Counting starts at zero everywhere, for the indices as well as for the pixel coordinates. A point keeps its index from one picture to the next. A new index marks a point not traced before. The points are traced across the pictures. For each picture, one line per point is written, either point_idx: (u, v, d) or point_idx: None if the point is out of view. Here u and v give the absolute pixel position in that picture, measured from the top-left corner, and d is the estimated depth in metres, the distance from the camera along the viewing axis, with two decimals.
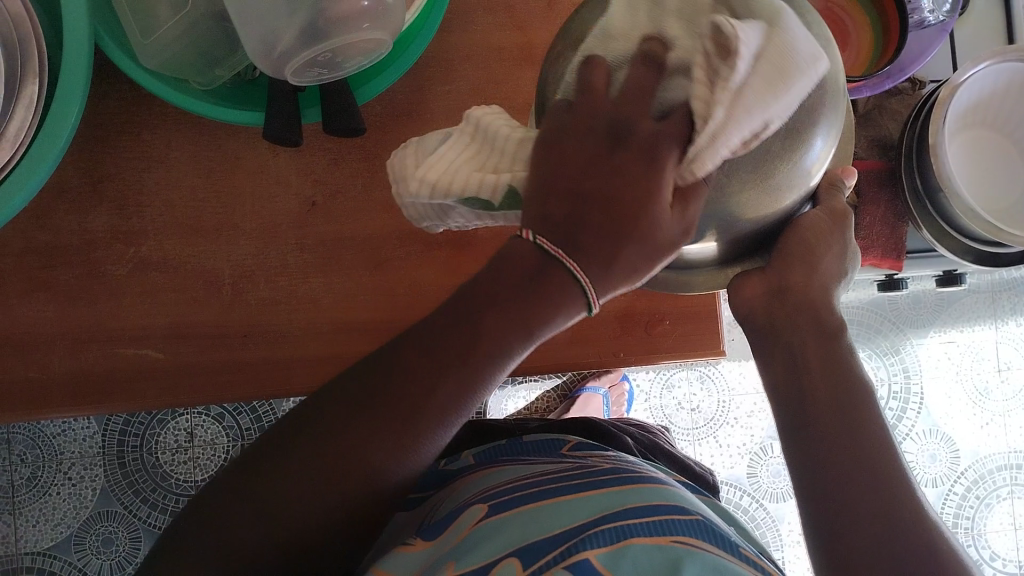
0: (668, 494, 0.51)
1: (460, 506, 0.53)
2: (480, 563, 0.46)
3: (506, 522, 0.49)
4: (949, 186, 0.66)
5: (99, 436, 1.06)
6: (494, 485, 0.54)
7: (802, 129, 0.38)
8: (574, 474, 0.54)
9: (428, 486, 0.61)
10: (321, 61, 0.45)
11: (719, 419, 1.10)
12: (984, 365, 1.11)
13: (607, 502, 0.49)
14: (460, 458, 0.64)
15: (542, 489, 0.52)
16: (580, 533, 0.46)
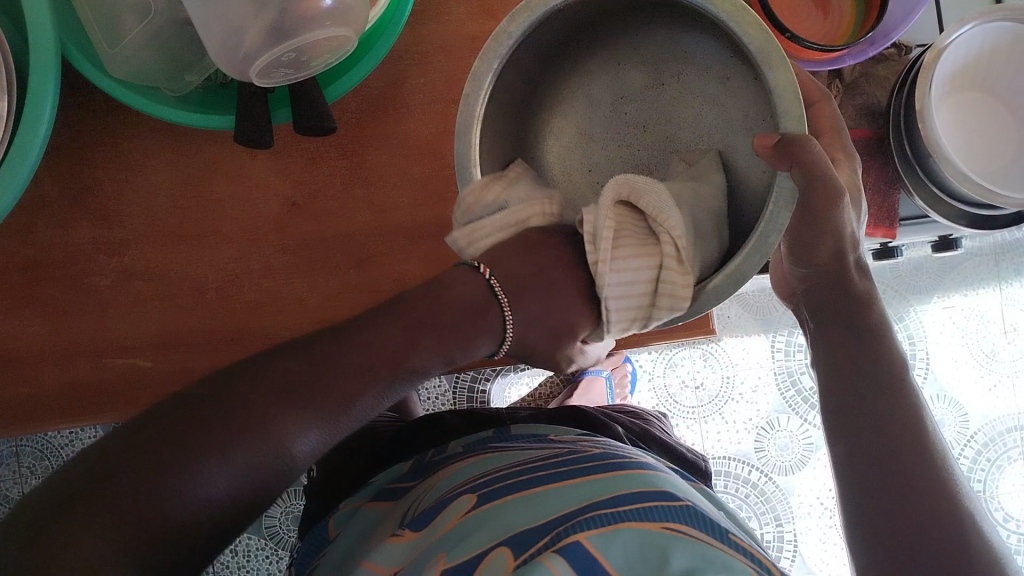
0: (657, 479, 0.51)
1: (450, 495, 0.53)
2: (471, 553, 0.46)
3: (493, 513, 0.49)
4: (940, 151, 0.66)
5: None
6: (483, 473, 0.55)
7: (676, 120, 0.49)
8: (554, 462, 0.54)
9: (412, 478, 0.61)
10: (286, 61, 0.44)
11: (724, 395, 1.09)
12: (989, 327, 1.10)
13: (593, 490, 0.49)
14: (448, 447, 0.64)
15: (527, 478, 0.52)
16: (569, 520, 0.46)
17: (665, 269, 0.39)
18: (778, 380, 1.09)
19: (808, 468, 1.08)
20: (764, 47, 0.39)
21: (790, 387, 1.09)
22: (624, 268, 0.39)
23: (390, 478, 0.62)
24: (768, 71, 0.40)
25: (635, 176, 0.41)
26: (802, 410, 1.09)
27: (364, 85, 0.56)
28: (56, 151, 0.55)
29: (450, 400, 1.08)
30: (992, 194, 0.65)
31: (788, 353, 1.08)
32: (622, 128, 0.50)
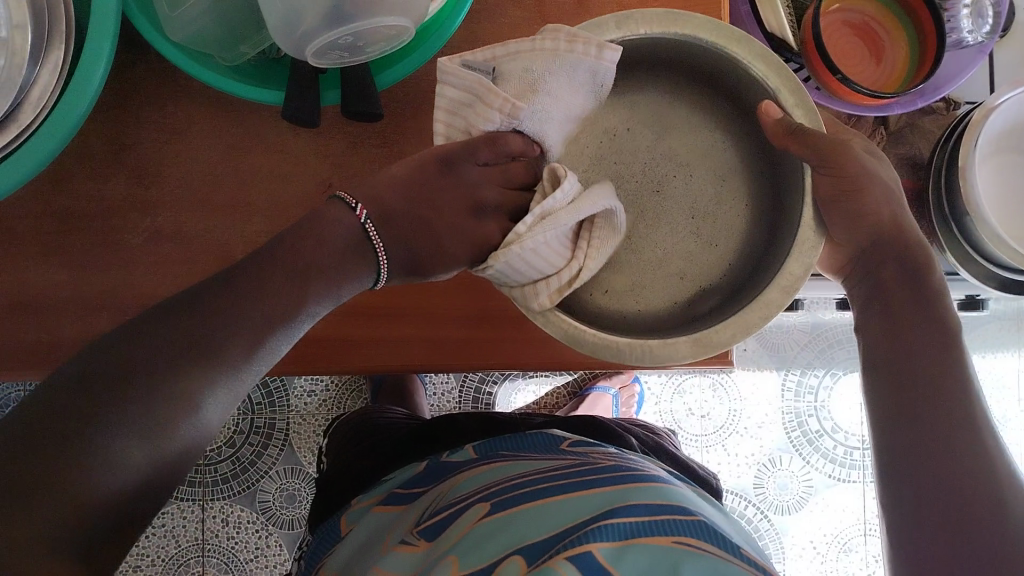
0: (667, 492, 0.51)
1: (463, 501, 0.53)
2: (483, 563, 0.46)
3: (506, 522, 0.49)
4: (977, 211, 0.65)
5: None
6: (495, 479, 0.55)
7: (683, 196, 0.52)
8: (568, 470, 0.54)
9: (426, 479, 0.62)
10: (343, 44, 0.45)
11: (730, 427, 1.09)
12: (1003, 393, 1.09)
13: (607, 500, 0.49)
14: (461, 450, 0.65)
15: (541, 485, 0.52)
16: (582, 530, 0.46)
17: (544, 280, 0.45)
18: (785, 419, 1.08)
19: (804, 509, 1.08)
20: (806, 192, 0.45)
21: (796, 427, 1.08)
22: (532, 259, 0.44)
23: (403, 479, 0.63)
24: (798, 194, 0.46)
25: (614, 219, 0.47)
26: (804, 451, 1.08)
27: (415, 76, 0.56)
28: (104, 106, 0.56)
29: (455, 398, 1.08)
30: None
31: (797, 393, 1.08)
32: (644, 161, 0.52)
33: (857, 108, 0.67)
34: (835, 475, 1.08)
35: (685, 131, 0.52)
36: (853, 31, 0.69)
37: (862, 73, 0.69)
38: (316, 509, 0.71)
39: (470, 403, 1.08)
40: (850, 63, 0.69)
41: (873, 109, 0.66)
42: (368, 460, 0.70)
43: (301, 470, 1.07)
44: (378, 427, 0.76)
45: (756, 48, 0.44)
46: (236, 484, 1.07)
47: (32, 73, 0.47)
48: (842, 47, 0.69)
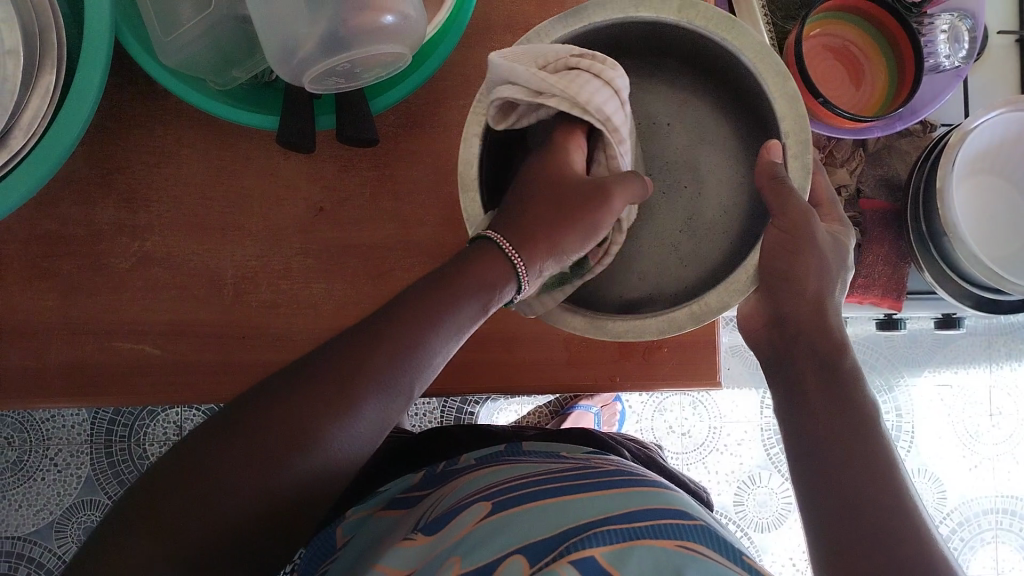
0: (670, 498, 0.51)
1: (463, 502, 0.53)
2: (487, 559, 0.46)
3: (506, 522, 0.49)
4: (954, 232, 0.67)
5: (87, 424, 1.07)
6: (496, 483, 0.55)
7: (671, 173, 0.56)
8: (570, 475, 0.54)
9: (427, 487, 0.62)
10: (340, 70, 0.45)
11: (709, 445, 1.10)
12: (976, 408, 1.11)
13: (612, 504, 0.49)
14: (459, 460, 0.65)
15: (545, 489, 0.52)
16: (586, 531, 0.46)
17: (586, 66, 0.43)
18: (764, 436, 1.09)
19: (784, 527, 1.09)
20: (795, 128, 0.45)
21: (775, 444, 1.09)
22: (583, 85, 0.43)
23: (402, 487, 0.63)
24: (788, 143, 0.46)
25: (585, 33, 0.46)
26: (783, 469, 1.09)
27: (406, 100, 0.56)
28: (91, 129, 0.55)
29: (437, 419, 1.08)
30: (1004, 281, 0.66)
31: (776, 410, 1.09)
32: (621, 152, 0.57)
33: (838, 130, 0.68)
34: None
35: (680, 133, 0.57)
36: (836, 57, 0.71)
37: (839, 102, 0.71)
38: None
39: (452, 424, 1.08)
40: (830, 87, 0.71)
41: (843, 134, 0.68)
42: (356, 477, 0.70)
43: None
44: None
45: (752, 38, 0.45)
46: None
47: (23, 98, 0.46)
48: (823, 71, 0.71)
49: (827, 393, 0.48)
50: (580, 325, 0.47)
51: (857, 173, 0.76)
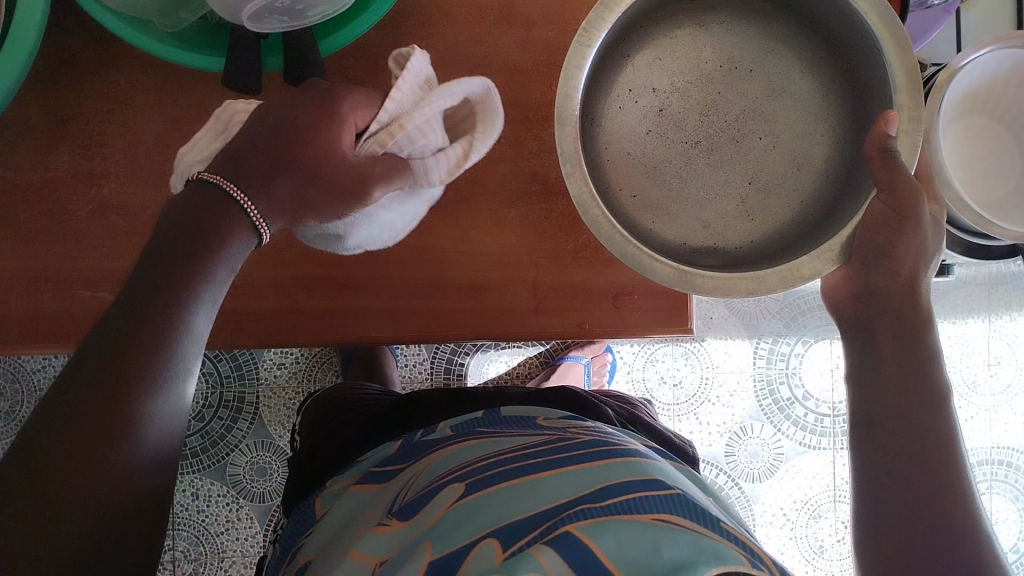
0: (651, 468, 0.49)
1: (437, 482, 0.52)
2: (458, 544, 0.45)
3: (481, 505, 0.48)
4: (941, 173, 0.64)
5: None
6: (473, 460, 0.53)
7: (754, 140, 0.52)
8: (548, 449, 0.53)
9: (405, 458, 0.60)
10: (281, 7, 0.43)
11: (701, 396, 1.09)
12: (973, 358, 1.10)
13: (586, 480, 0.48)
14: (438, 428, 0.63)
15: (519, 465, 0.51)
16: (562, 511, 0.44)
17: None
18: (756, 386, 1.08)
19: (774, 477, 1.08)
20: (910, 123, 0.45)
21: (767, 395, 1.08)
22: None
23: (378, 459, 0.62)
24: (900, 134, 0.45)
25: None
26: (776, 419, 1.09)
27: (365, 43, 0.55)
28: (42, 74, 0.54)
29: (427, 370, 1.08)
30: (989, 225, 0.64)
31: (769, 361, 1.08)
32: (707, 92, 0.52)
33: None
34: (805, 442, 1.09)
35: (764, 81, 0.52)
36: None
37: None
38: (293, 489, 0.70)
39: (441, 375, 1.07)
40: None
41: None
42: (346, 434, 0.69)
43: (271, 444, 1.07)
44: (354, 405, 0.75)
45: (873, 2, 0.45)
46: (206, 459, 1.06)
47: None
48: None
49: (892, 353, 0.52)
50: (668, 273, 0.46)
51: None
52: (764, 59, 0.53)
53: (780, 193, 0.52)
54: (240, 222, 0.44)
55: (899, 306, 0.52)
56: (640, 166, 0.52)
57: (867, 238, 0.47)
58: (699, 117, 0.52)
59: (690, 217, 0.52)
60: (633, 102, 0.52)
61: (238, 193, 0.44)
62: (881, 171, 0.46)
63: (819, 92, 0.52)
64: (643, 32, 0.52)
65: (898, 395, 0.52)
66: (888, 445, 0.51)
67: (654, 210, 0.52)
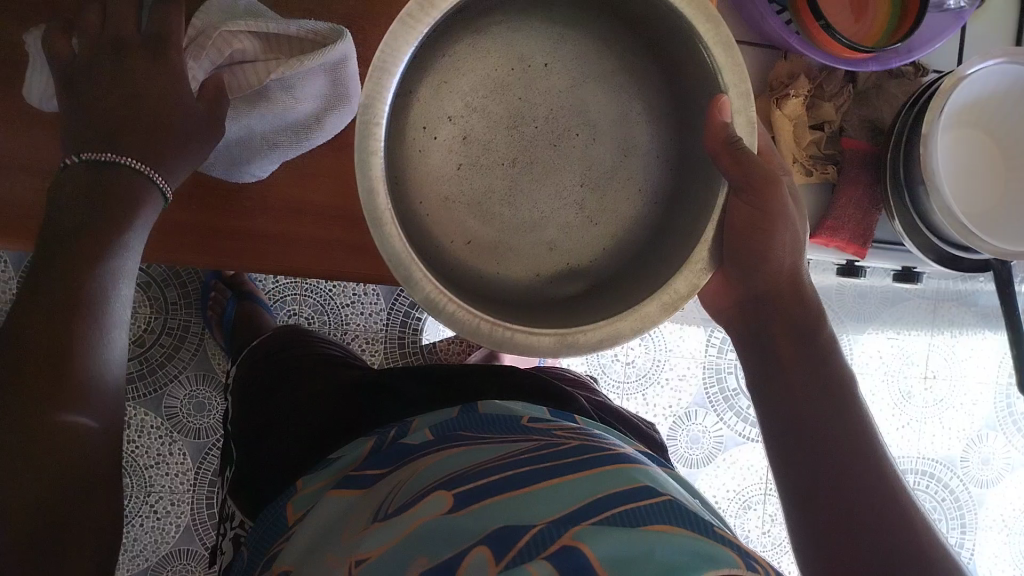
0: (647, 478, 0.45)
1: (423, 491, 0.47)
2: (449, 556, 0.40)
3: (475, 517, 0.43)
4: (933, 179, 0.66)
5: (11, 282, 1.01)
6: (463, 467, 0.48)
7: (553, 165, 0.46)
8: (539, 455, 0.48)
9: (383, 462, 0.55)
10: None
11: (651, 377, 1.09)
12: (911, 369, 1.14)
13: (582, 491, 0.43)
14: (415, 428, 0.59)
15: (504, 475, 0.46)
16: (564, 522, 0.40)
17: None
18: (705, 373, 1.10)
19: (712, 464, 1.10)
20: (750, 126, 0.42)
21: (714, 383, 1.10)
22: None
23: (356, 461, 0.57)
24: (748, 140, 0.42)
25: None
26: (718, 408, 1.10)
27: None
28: None
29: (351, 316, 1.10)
30: (972, 235, 0.65)
31: (721, 349, 1.09)
32: (497, 109, 0.46)
33: (833, 58, 0.66)
34: (745, 433, 1.11)
35: (594, 86, 0.47)
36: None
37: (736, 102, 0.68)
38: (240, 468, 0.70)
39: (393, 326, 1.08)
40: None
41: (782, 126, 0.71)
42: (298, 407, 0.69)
43: (212, 376, 1.04)
44: (311, 373, 0.76)
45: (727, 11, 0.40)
46: (140, 386, 1.02)
47: None
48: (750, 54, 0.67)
49: (793, 343, 0.54)
50: (549, 343, 0.39)
51: (845, 110, 0.74)
52: (551, 52, 0.46)
53: (618, 183, 0.47)
54: (149, 191, 0.48)
55: (786, 297, 0.53)
56: (466, 205, 0.46)
57: (741, 241, 0.47)
58: (507, 133, 0.46)
59: (489, 254, 0.46)
60: (433, 139, 0.45)
61: (127, 159, 0.47)
62: (736, 168, 0.43)
63: (639, 90, 0.47)
64: (428, 61, 0.43)
65: (802, 394, 0.53)
66: (821, 443, 0.51)
67: (493, 249, 0.46)
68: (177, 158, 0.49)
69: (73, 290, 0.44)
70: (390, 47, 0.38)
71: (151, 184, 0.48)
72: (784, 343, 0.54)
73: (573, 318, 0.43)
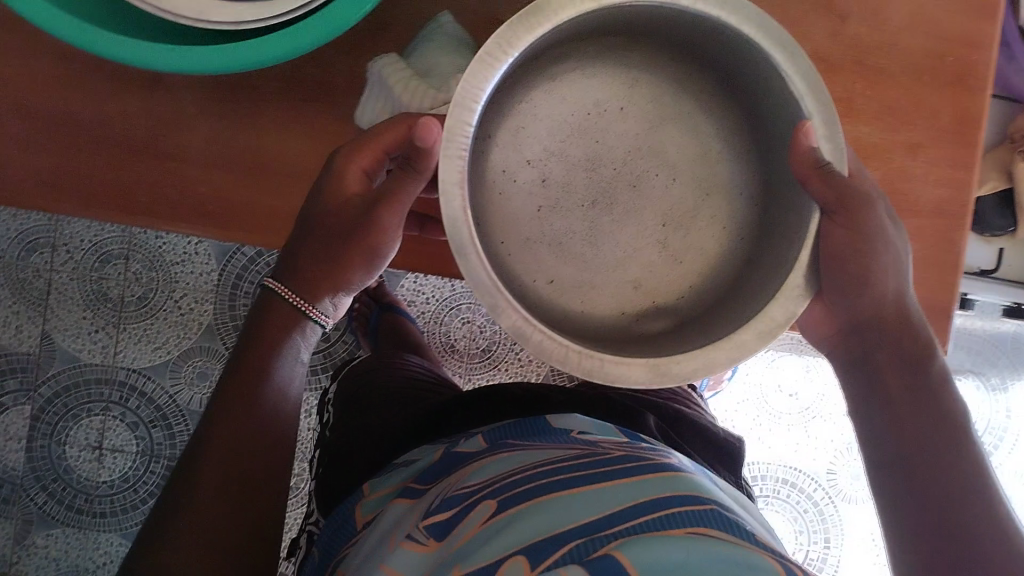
0: (676, 482, 0.51)
1: (472, 496, 0.54)
2: (489, 560, 0.46)
3: (511, 522, 0.49)
4: None
5: (215, 273, 1.13)
6: (510, 471, 0.55)
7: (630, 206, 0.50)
8: (577, 461, 0.54)
9: (445, 468, 0.62)
10: None
11: (814, 412, 1.15)
12: None
13: (610, 499, 0.49)
14: (475, 437, 0.65)
15: (541, 482, 0.52)
16: (591, 534, 0.46)
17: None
18: None
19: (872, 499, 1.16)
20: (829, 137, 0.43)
21: None
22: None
23: (422, 467, 0.64)
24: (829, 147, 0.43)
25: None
26: None
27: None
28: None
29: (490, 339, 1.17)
30: None
31: None
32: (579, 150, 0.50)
33: None
34: None
35: (673, 127, 0.51)
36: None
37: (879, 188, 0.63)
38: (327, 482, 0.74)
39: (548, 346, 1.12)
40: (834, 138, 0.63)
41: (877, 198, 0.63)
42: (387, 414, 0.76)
43: None
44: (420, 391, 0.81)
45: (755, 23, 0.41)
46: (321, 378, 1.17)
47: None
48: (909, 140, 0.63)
49: (900, 374, 0.53)
50: (641, 373, 0.41)
51: None
52: (628, 94, 0.51)
53: (703, 221, 0.51)
54: (300, 318, 0.62)
55: (890, 328, 0.52)
56: (547, 246, 0.50)
57: (836, 261, 0.47)
58: (586, 175, 0.50)
59: (576, 291, 0.50)
60: (514, 181, 0.50)
61: (290, 296, 0.61)
62: (826, 189, 0.44)
63: (709, 123, 0.51)
64: (504, 105, 0.48)
65: (910, 435, 0.52)
66: (920, 449, 0.52)
67: (579, 287, 0.50)
68: (314, 283, 0.61)
69: (249, 388, 0.61)
70: (469, 83, 0.41)
71: (293, 309, 0.62)
72: (891, 374, 0.53)
73: (659, 350, 0.45)
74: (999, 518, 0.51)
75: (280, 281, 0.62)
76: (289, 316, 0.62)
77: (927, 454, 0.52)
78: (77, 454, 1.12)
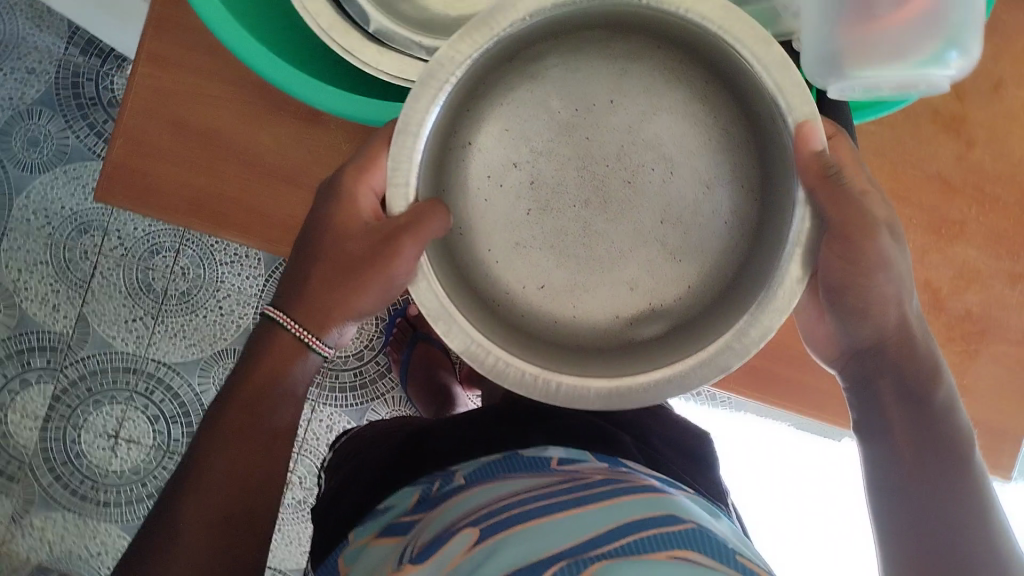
0: (661, 506, 0.47)
1: (451, 525, 0.48)
2: None
3: (495, 548, 0.43)
4: None
5: (261, 279, 1.11)
6: (489, 500, 0.49)
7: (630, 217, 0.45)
8: (559, 488, 0.49)
9: (422, 509, 0.55)
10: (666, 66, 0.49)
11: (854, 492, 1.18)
12: None
13: (591, 523, 0.44)
14: (452, 476, 0.58)
15: (521, 507, 0.46)
16: (575, 561, 0.41)
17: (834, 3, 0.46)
18: None
19: None
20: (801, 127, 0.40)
21: None
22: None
23: (400, 510, 0.57)
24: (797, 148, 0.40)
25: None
26: None
27: None
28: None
29: None
30: None
31: None
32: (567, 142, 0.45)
33: None
34: None
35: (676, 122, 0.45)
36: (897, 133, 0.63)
37: (967, 316, 0.66)
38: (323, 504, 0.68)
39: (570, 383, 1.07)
40: (896, 203, 0.63)
41: (953, 332, 0.66)
42: (373, 442, 0.72)
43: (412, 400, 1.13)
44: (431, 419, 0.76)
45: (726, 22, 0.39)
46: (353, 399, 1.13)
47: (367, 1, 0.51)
48: (1012, 269, 0.65)
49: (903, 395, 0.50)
50: (600, 392, 0.40)
51: None
52: (618, 87, 0.45)
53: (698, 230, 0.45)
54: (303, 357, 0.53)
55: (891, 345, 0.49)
56: (547, 253, 0.46)
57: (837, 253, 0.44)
58: (577, 173, 0.45)
59: (565, 298, 0.45)
60: (499, 188, 0.45)
61: (292, 325, 0.53)
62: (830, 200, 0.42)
63: (714, 110, 0.44)
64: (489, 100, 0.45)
65: (909, 446, 0.50)
66: (922, 441, 0.50)
67: (572, 292, 0.45)
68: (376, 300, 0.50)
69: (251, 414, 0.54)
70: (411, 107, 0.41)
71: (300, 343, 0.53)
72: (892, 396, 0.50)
73: (627, 363, 0.42)
74: (989, 541, 0.48)
75: (283, 310, 0.53)
76: (289, 349, 0.53)
77: (922, 455, 0.50)
78: (92, 440, 1.11)
